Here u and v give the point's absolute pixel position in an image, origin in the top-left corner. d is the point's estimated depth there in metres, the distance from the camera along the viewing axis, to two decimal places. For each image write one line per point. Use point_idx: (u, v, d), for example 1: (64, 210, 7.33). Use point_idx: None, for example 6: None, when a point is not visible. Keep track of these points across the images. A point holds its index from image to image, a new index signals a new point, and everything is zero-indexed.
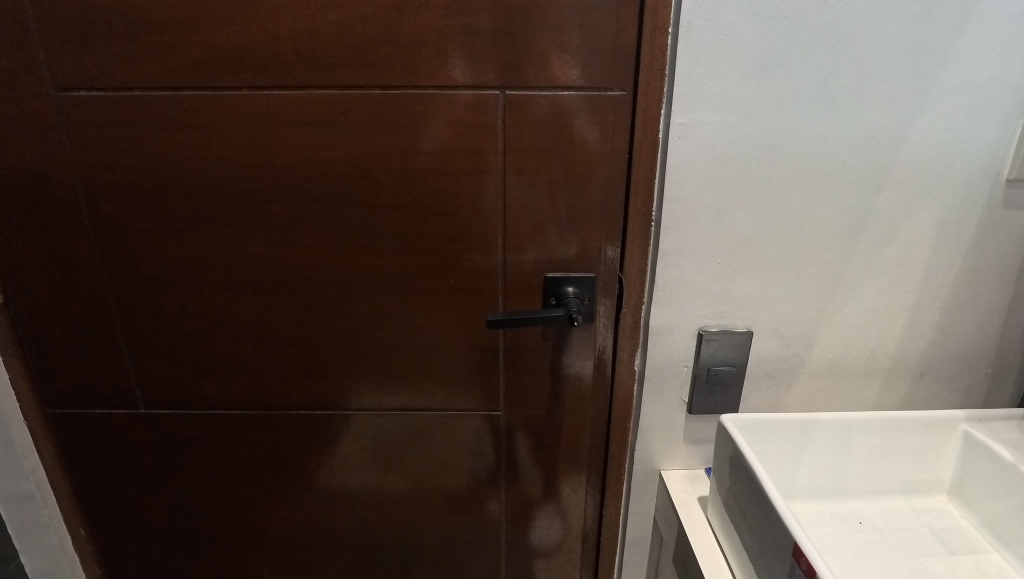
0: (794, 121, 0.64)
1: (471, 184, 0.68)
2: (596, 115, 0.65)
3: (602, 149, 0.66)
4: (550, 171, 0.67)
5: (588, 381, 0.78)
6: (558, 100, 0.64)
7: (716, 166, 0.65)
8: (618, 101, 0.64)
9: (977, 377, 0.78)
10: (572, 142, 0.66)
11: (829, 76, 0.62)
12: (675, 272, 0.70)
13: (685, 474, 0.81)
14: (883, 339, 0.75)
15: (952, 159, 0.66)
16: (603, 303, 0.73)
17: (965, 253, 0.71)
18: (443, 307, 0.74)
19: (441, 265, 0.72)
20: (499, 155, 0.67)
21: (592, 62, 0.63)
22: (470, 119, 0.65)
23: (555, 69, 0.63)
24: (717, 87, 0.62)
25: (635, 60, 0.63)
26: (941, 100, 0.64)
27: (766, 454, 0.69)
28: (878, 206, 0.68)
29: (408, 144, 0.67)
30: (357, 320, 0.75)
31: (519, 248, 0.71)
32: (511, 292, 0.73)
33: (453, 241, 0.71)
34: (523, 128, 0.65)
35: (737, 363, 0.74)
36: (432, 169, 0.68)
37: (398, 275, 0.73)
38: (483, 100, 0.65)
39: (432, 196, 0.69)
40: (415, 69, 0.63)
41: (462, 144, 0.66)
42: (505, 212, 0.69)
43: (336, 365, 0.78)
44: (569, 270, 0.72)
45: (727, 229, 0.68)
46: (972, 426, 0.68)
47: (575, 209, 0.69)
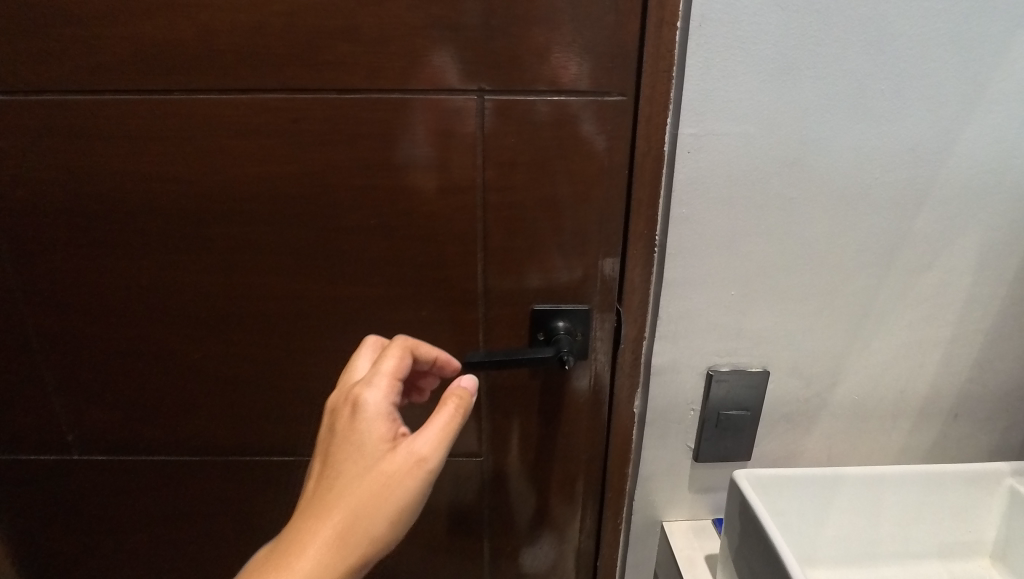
0: (822, 133, 0.54)
1: (446, 203, 0.59)
2: (592, 123, 0.55)
3: (599, 165, 0.57)
4: (538, 190, 0.58)
5: (581, 424, 0.69)
6: (546, 107, 0.55)
7: (731, 184, 0.56)
8: (617, 108, 0.55)
9: (1017, 418, 0.69)
10: (564, 157, 0.56)
11: (864, 80, 0.53)
12: (682, 304, 0.61)
13: (690, 526, 0.72)
14: (915, 377, 0.66)
15: (1002, 175, 0.57)
16: (600, 338, 0.64)
17: (1011, 281, 0.62)
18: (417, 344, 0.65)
19: (413, 296, 0.63)
20: (478, 171, 0.57)
21: (587, 61, 0.53)
22: (443, 128, 0.56)
23: (543, 71, 0.53)
24: (733, 92, 0.53)
25: (637, 60, 0.53)
26: (993, 109, 0.55)
27: (786, 514, 0.60)
28: (915, 230, 0.59)
29: (372, 157, 0.57)
30: (316, 356, 0.66)
31: (503, 278, 0.61)
32: (494, 327, 0.64)
33: (425, 269, 0.61)
34: (506, 140, 0.56)
35: (750, 407, 0.65)
36: (401, 187, 0.58)
37: (362, 306, 0.63)
38: (459, 106, 0.55)
39: (400, 218, 0.59)
40: (378, 70, 0.54)
41: (436, 157, 0.57)
42: (486, 236, 0.60)
43: (295, 407, 0.68)
44: (560, 303, 0.62)
45: (742, 256, 0.59)
46: (1019, 482, 0.59)
47: (568, 233, 0.59)
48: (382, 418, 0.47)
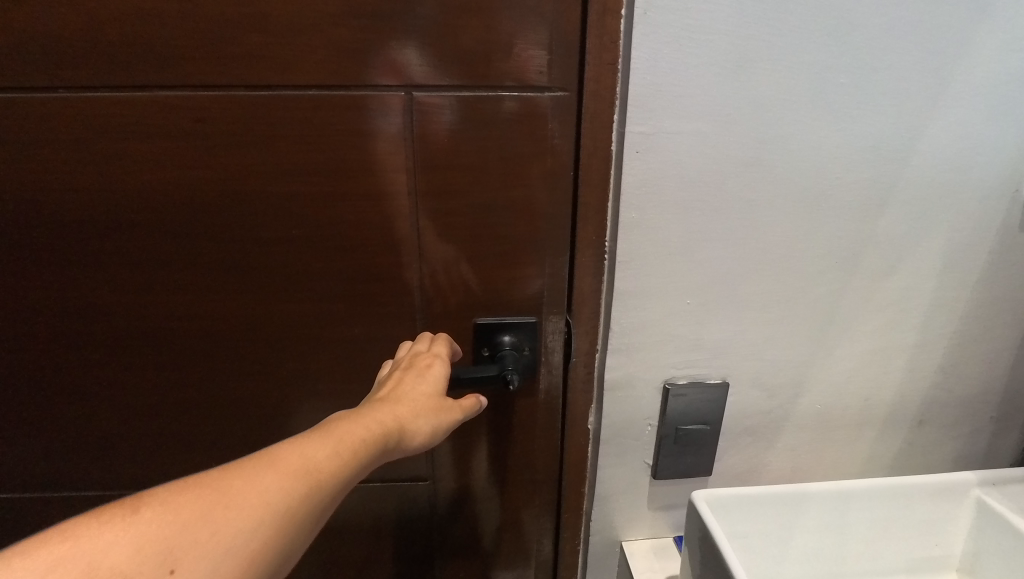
0: (780, 130, 0.50)
1: (377, 210, 0.53)
2: (532, 122, 0.50)
3: (542, 168, 0.52)
4: (477, 196, 0.53)
5: (534, 443, 0.64)
6: (482, 105, 0.50)
7: (684, 186, 0.51)
8: (559, 105, 0.50)
9: (982, 422, 0.67)
10: (504, 159, 0.51)
11: (823, 73, 0.49)
12: (636, 316, 0.56)
13: (651, 546, 0.68)
14: (880, 385, 0.63)
15: (965, 173, 0.55)
16: (550, 353, 0.60)
17: (975, 283, 0.60)
18: (352, 365, 0.59)
19: (345, 313, 0.57)
20: (410, 175, 0.52)
21: (525, 54, 0.48)
22: (369, 128, 0.50)
23: (477, 64, 0.48)
24: (683, 87, 0.48)
25: (580, 52, 0.49)
26: (956, 103, 0.52)
27: (748, 536, 0.56)
28: (878, 232, 0.56)
29: (289, 161, 0.51)
30: (241, 380, 0.60)
31: (443, 292, 0.56)
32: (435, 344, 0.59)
33: (357, 283, 0.56)
34: (439, 141, 0.51)
35: (709, 421, 0.61)
36: (325, 193, 0.52)
37: (288, 324, 0.57)
38: (385, 104, 0.49)
39: (325, 228, 0.54)
40: (291, 64, 0.48)
41: (362, 161, 0.51)
42: (421, 246, 0.55)
43: (219, 436, 0.62)
44: (504, 316, 0.58)
45: (699, 263, 0.55)
46: (986, 493, 0.57)
47: (512, 242, 0.55)
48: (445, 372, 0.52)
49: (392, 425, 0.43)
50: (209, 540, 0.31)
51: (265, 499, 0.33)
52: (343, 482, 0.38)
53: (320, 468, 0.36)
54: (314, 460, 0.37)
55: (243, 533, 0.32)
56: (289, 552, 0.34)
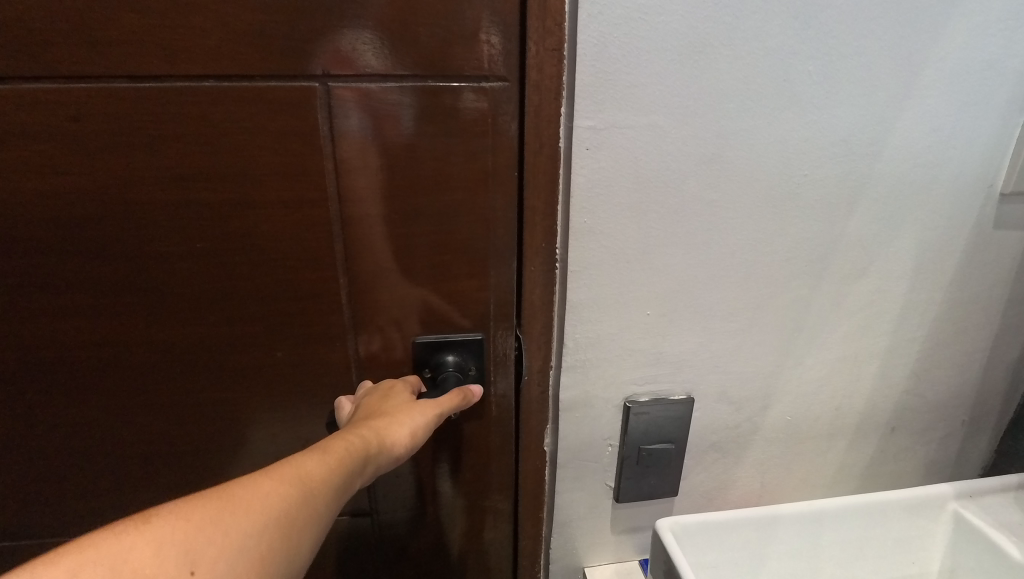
0: (744, 123, 0.46)
1: (295, 219, 0.46)
2: (469, 117, 0.44)
3: (484, 168, 0.46)
4: (409, 201, 0.46)
5: (486, 470, 0.58)
6: (409, 98, 0.43)
7: (640, 186, 0.46)
8: (499, 96, 0.44)
9: (954, 427, 0.65)
10: (438, 159, 0.45)
11: (788, 60, 0.44)
12: (592, 329, 0.51)
13: (615, 571, 0.63)
14: (851, 393, 0.59)
15: (938, 168, 0.51)
16: (499, 371, 0.54)
17: (948, 284, 0.56)
18: (277, 392, 0.53)
19: (265, 335, 0.50)
20: (330, 179, 0.45)
21: (457, 37, 0.42)
22: (283, 125, 0.43)
23: (401, 50, 0.42)
24: (637, 76, 0.43)
25: (520, 35, 0.43)
26: (929, 93, 0.48)
27: (717, 565, 0.52)
28: (848, 232, 0.52)
29: (187, 164, 0.44)
30: (148, 413, 0.52)
31: (376, 308, 0.50)
32: (371, 366, 0.53)
33: (276, 302, 0.49)
34: (362, 139, 0.44)
35: (674, 438, 0.57)
36: (233, 201, 0.45)
37: (199, 349, 0.50)
38: (300, 96, 0.43)
39: (235, 241, 0.47)
40: (181, 50, 0.41)
41: (276, 163, 0.44)
42: (347, 259, 0.48)
43: (128, 474, 0.55)
44: (448, 333, 0.52)
45: (658, 270, 0.50)
46: (963, 506, 0.54)
47: (452, 252, 0.49)
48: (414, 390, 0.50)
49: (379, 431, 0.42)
50: (219, 540, 0.28)
51: (266, 500, 0.31)
52: (338, 486, 0.36)
53: (315, 472, 0.35)
54: (307, 465, 0.35)
55: (250, 532, 0.29)
56: (297, 555, 0.31)
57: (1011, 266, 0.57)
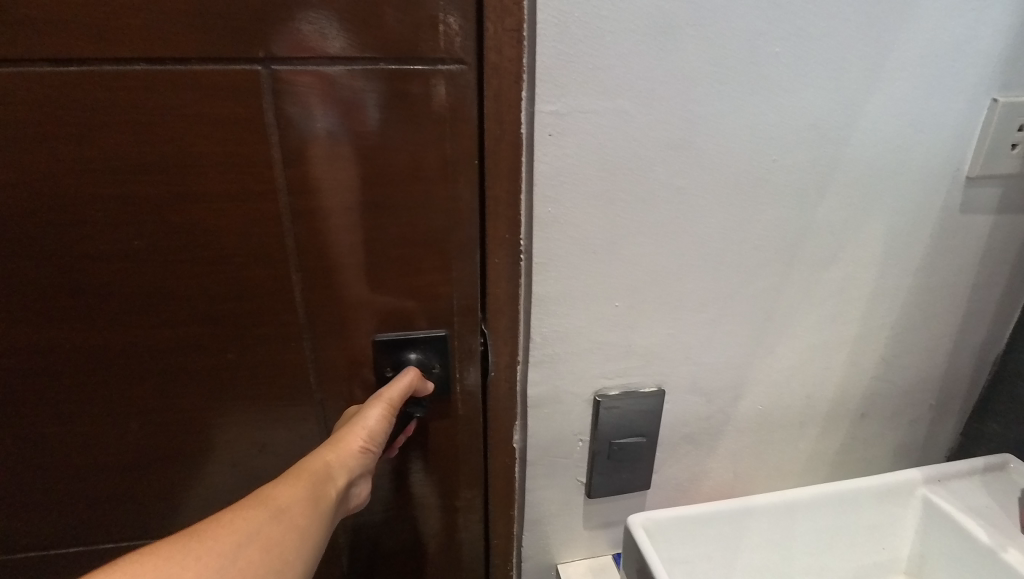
0: (711, 107, 0.44)
1: (247, 213, 0.43)
2: (425, 103, 0.42)
3: (442, 158, 0.43)
4: (363, 194, 0.44)
5: (454, 470, 0.56)
6: (360, 83, 0.41)
7: (606, 174, 0.45)
8: (456, 81, 0.41)
9: (922, 411, 0.65)
10: (393, 148, 0.43)
11: (756, 41, 0.43)
12: (559, 323, 0.50)
13: (589, 567, 0.62)
14: (822, 381, 0.59)
15: (907, 153, 0.50)
16: (466, 368, 0.52)
17: (916, 269, 0.56)
18: (229, 397, 0.50)
19: (215, 337, 0.47)
20: (278, 170, 0.42)
21: (409, 17, 0.39)
22: (233, 112, 0.40)
23: (350, 31, 0.39)
24: (601, 58, 0.41)
25: (478, 15, 0.40)
26: (897, 75, 0.47)
27: (690, 560, 0.51)
28: (818, 218, 0.51)
29: (120, 156, 0.41)
30: (91, 423, 0.49)
31: (332, 306, 0.48)
32: (330, 366, 0.50)
33: (225, 302, 0.46)
34: (311, 127, 0.41)
35: (645, 432, 0.56)
36: (177, 194, 0.42)
37: (144, 352, 0.47)
38: (249, 80, 0.40)
39: (179, 237, 0.43)
40: (105, 30, 0.37)
41: (224, 153, 0.41)
42: (300, 256, 0.45)
43: (71, 486, 0.52)
44: (410, 329, 0.50)
45: (627, 261, 0.48)
46: (932, 491, 0.54)
47: (412, 247, 0.46)
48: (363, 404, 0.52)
49: (340, 447, 0.43)
50: (194, 567, 0.31)
51: (229, 531, 0.34)
52: (304, 498, 0.38)
53: (281, 503, 0.37)
54: (271, 498, 0.37)
55: (218, 556, 0.32)
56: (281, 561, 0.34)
57: (977, 249, 0.57)
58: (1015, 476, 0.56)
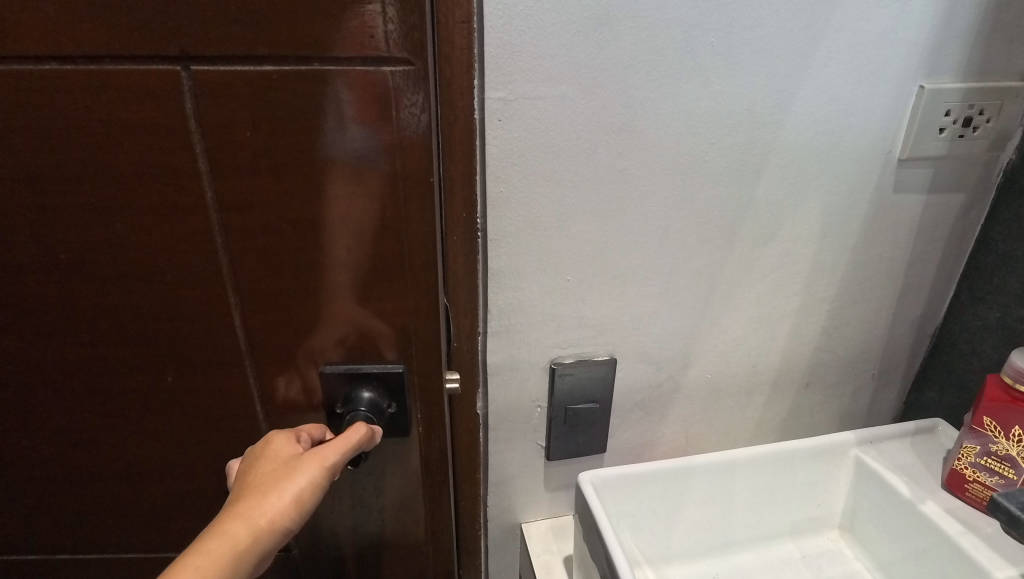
0: (650, 93, 0.48)
1: (254, 210, 0.43)
2: (361, 105, 0.40)
3: (384, 162, 0.42)
4: (306, 204, 0.43)
5: (411, 465, 0.56)
6: (286, 85, 0.39)
7: (552, 156, 0.48)
8: (401, 79, 0.40)
9: (864, 380, 0.69)
10: (328, 155, 0.42)
11: (690, 31, 0.46)
12: (513, 295, 0.53)
13: (550, 527, 0.66)
14: (766, 352, 0.63)
15: (839, 135, 0.54)
16: (422, 380, 0.52)
17: (854, 246, 0.60)
18: (201, 392, 0.50)
19: (162, 335, 0.48)
20: (204, 181, 0.42)
21: (344, 10, 0.38)
22: (250, 108, 0.40)
23: (278, 27, 0.38)
24: (544, 47, 0.44)
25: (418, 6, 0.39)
26: (827, 62, 0.51)
27: (635, 514, 0.55)
28: (756, 197, 0.54)
29: (45, 164, 0.41)
30: (73, 409, 0.51)
31: (278, 316, 0.47)
32: (284, 370, 0.50)
33: (177, 303, 0.46)
34: (236, 134, 0.41)
35: (599, 398, 0.60)
36: (170, 192, 0.42)
37: (123, 347, 0.48)
38: (285, 77, 0.39)
39: (162, 235, 0.44)
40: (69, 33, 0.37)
41: (232, 150, 0.41)
42: (235, 265, 0.45)
43: (52, 463, 0.54)
44: (360, 364, 0.50)
45: (575, 237, 0.52)
46: (864, 451, 0.58)
47: (359, 255, 0.45)
48: (294, 438, 0.46)
49: (257, 533, 0.38)
50: None
51: None
52: None
53: None
54: None
55: None
56: None
57: (910, 227, 0.61)
58: (942, 437, 0.60)
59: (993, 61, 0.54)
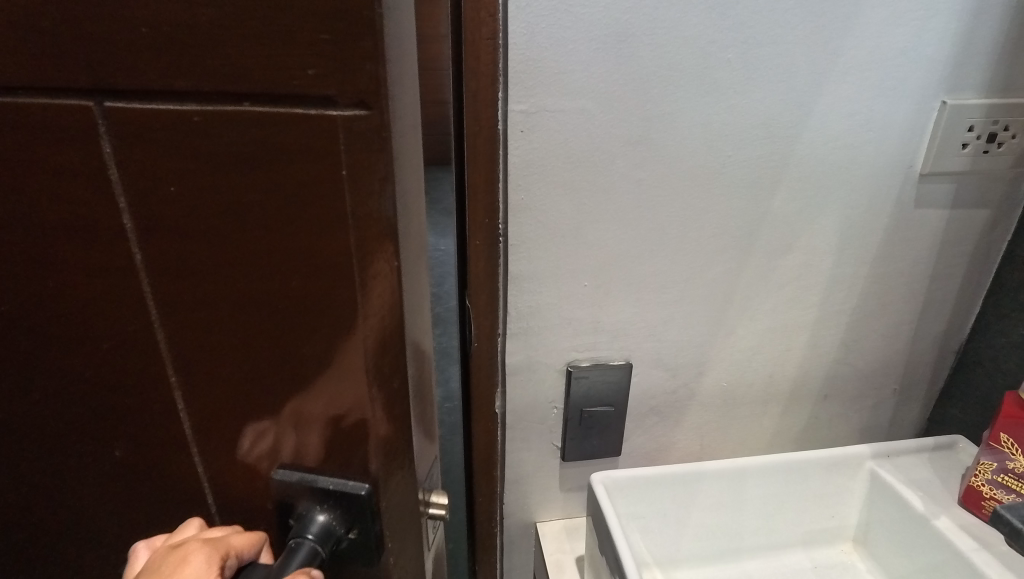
0: (668, 107, 0.49)
1: (203, 269, 0.36)
2: (301, 157, 0.32)
3: (326, 230, 0.34)
4: (256, 273, 0.35)
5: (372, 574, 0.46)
6: (215, 130, 0.32)
7: (571, 167, 0.50)
8: (350, 130, 0.31)
9: (885, 395, 0.69)
10: (265, 216, 0.34)
11: (707, 48, 0.48)
12: (532, 299, 0.55)
13: (564, 526, 0.68)
14: (782, 362, 0.64)
15: (858, 149, 0.55)
16: (395, 475, 0.42)
17: (873, 260, 0.60)
18: (149, 459, 0.43)
19: (95, 403, 0.42)
20: (132, 239, 0.35)
21: (282, 36, 0.30)
22: (199, 151, 0.32)
23: (200, 58, 0.30)
24: (565, 63, 0.47)
25: (369, 33, 0.29)
26: (846, 78, 0.51)
27: (645, 517, 0.57)
28: (773, 209, 0.55)
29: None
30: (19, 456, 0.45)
31: (227, 392, 0.39)
32: (238, 454, 0.42)
33: (119, 362, 0.40)
34: (162, 188, 0.34)
35: (614, 402, 0.61)
36: (111, 239, 0.36)
37: (65, 399, 0.42)
38: (247, 120, 0.31)
39: (103, 285, 0.37)
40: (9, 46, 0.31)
41: (176, 199, 0.34)
42: (171, 339, 0.38)
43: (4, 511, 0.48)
44: (314, 476, 0.42)
45: (593, 245, 0.54)
46: (879, 465, 0.58)
47: (313, 333, 0.36)
48: (215, 561, 0.39)
49: None
50: None
51: None
52: None
53: None
54: None
55: None
56: None
57: (933, 242, 0.61)
58: (961, 454, 0.60)
59: (1017, 78, 0.54)
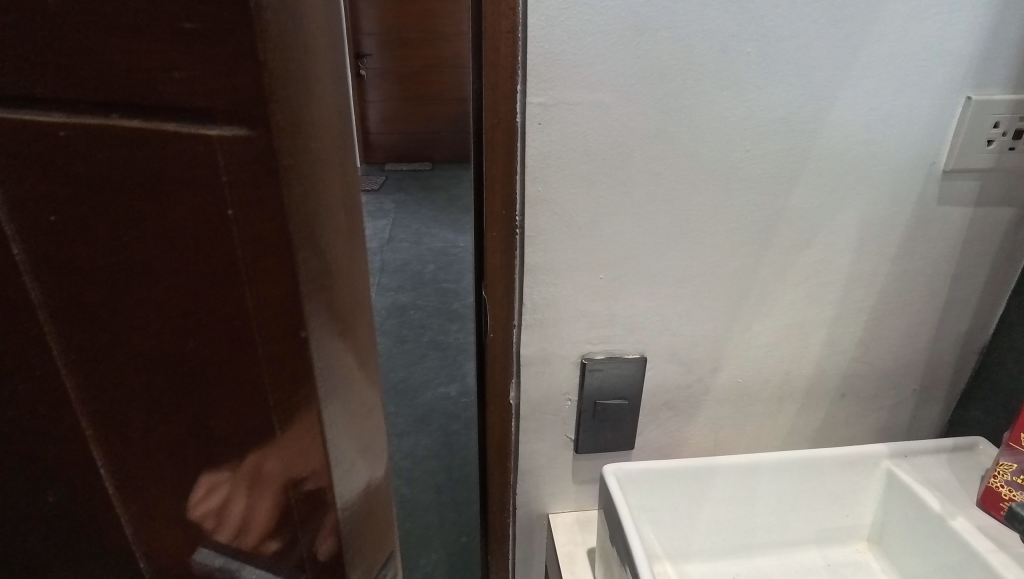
0: (686, 100, 0.49)
1: (101, 314, 0.33)
2: (184, 185, 0.29)
3: (229, 267, 0.31)
4: (165, 315, 0.33)
5: None
6: (103, 171, 0.29)
7: (588, 160, 0.51)
8: (233, 149, 0.28)
9: (904, 396, 0.68)
10: (166, 257, 0.31)
11: (727, 42, 0.48)
12: (548, 291, 0.56)
13: (576, 519, 0.68)
14: (799, 359, 0.63)
15: (879, 145, 0.54)
16: (327, 542, 0.41)
17: (893, 258, 0.60)
18: (55, 513, 0.40)
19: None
20: (23, 275, 0.33)
21: (140, 33, 0.26)
22: (84, 181, 0.30)
23: (60, 67, 0.28)
24: (583, 56, 0.47)
25: (248, 35, 0.26)
26: (867, 73, 0.51)
27: (657, 509, 0.57)
28: (791, 205, 0.55)
29: None
30: None
31: (145, 447, 0.37)
32: (169, 516, 0.40)
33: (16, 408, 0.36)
34: (52, 227, 0.31)
35: (629, 396, 0.62)
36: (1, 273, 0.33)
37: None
38: (123, 138, 0.29)
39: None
40: None
41: (65, 238, 0.31)
42: (79, 392, 0.36)
43: None
44: (255, 545, 0.41)
45: (609, 238, 0.54)
46: (896, 464, 0.58)
47: (223, 377, 0.34)
48: None
49: None
50: None
51: None
52: None
53: None
54: None
55: None
56: None
57: (955, 240, 0.60)
58: (981, 456, 0.59)
59: None
